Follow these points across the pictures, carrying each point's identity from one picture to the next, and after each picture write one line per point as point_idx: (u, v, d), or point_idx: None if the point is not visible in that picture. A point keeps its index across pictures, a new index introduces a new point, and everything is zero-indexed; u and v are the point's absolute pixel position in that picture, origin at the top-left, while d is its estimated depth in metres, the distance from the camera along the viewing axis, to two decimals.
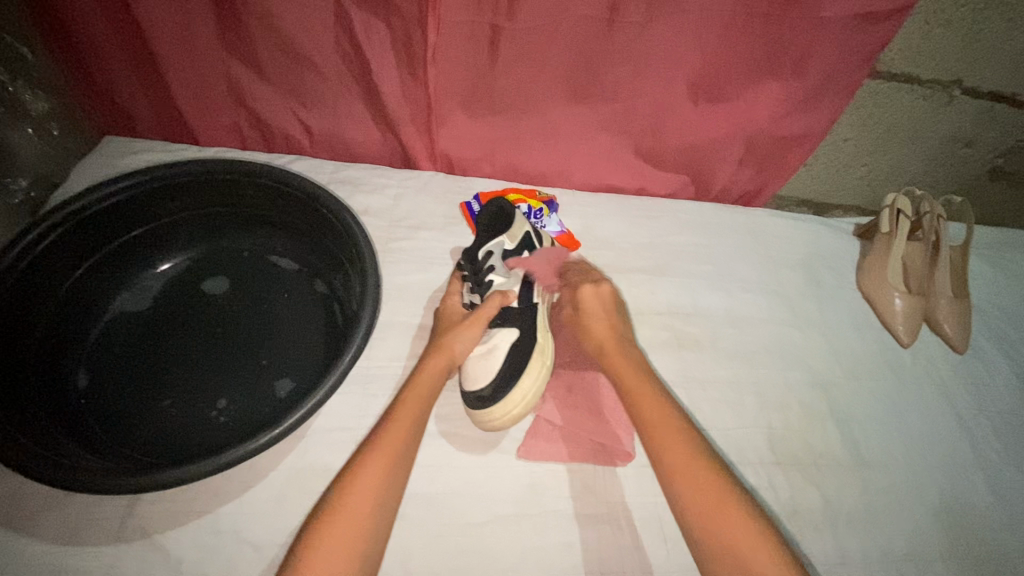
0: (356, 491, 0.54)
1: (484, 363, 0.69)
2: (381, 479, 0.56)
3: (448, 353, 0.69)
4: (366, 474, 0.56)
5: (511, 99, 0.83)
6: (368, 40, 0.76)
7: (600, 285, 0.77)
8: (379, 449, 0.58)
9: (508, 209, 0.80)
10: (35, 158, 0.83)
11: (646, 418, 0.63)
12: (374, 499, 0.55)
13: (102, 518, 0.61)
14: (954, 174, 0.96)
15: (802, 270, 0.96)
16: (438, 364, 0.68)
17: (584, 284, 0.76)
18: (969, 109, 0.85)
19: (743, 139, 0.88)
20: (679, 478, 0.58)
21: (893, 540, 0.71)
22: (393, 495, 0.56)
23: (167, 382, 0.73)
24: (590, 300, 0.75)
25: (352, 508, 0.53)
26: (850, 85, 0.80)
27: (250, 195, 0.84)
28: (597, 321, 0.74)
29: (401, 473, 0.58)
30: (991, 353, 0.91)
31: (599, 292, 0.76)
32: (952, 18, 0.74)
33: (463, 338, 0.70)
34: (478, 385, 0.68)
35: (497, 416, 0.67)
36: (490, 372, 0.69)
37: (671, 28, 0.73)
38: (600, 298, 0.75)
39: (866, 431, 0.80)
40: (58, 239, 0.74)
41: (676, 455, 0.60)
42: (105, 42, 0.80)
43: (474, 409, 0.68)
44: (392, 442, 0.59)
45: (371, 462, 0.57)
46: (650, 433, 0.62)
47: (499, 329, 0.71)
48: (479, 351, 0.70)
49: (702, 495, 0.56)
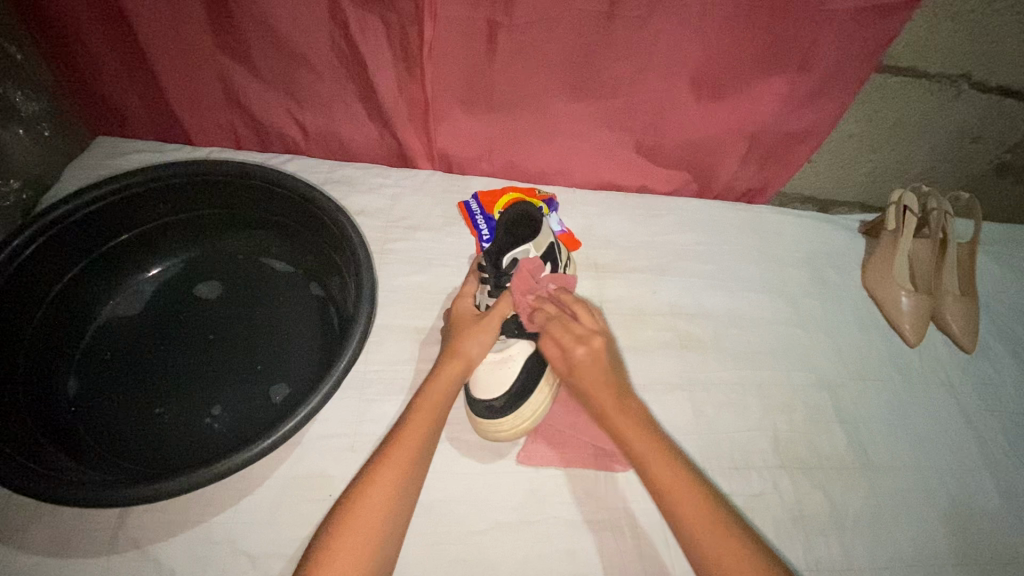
0: (366, 507, 0.52)
1: (499, 373, 0.67)
2: (391, 493, 0.54)
3: (464, 357, 0.64)
4: (376, 488, 0.54)
5: (510, 95, 0.81)
6: (363, 37, 0.75)
7: (592, 340, 0.61)
8: (390, 461, 0.56)
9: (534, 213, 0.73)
10: (26, 160, 0.81)
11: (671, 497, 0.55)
12: (385, 508, 0.53)
13: (95, 528, 0.60)
14: (961, 169, 0.95)
15: (806, 268, 0.95)
16: (454, 370, 0.63)
17: (574, 347, 0.60)
18: (977, 104, 0.83)
19: (746, 135, 0.86)
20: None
21: (899, 544, 0.71)
22: (403, 509, 0.54)
23: (161, 390, 0.72)
24: (586, 367, 0.60)
25: (361, 526, 0.51)
26: (856, 80, 0.79)
27: (242, 196, 0.82)
28: (595, 379, 0.60)
29: (411, 488, 0.56)
30: (997, 351, 0.90)
31: (594, 349, 0.60)
32: (961, 11, 0.72)
33: (479, 340, 0.65)
34: (490, 395, 0.67)
35: (504, 428, 0.66)
36: (503, 382, 0.67)
37: (674, 23, 0.71)
38: (597, 359, 0.60)
39: (871, 433, 0.79)
40: (47, 244, 0.72)
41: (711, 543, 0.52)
42: (94, 40, 0.77)
43: (481, 418, 0.67)
44: (403, 455, 0.56)
45: (381, 475, 0.55)
46: (681, 522, 0.54)
47: (516, 340, 0.69)
48: (494, 359, 0.68)
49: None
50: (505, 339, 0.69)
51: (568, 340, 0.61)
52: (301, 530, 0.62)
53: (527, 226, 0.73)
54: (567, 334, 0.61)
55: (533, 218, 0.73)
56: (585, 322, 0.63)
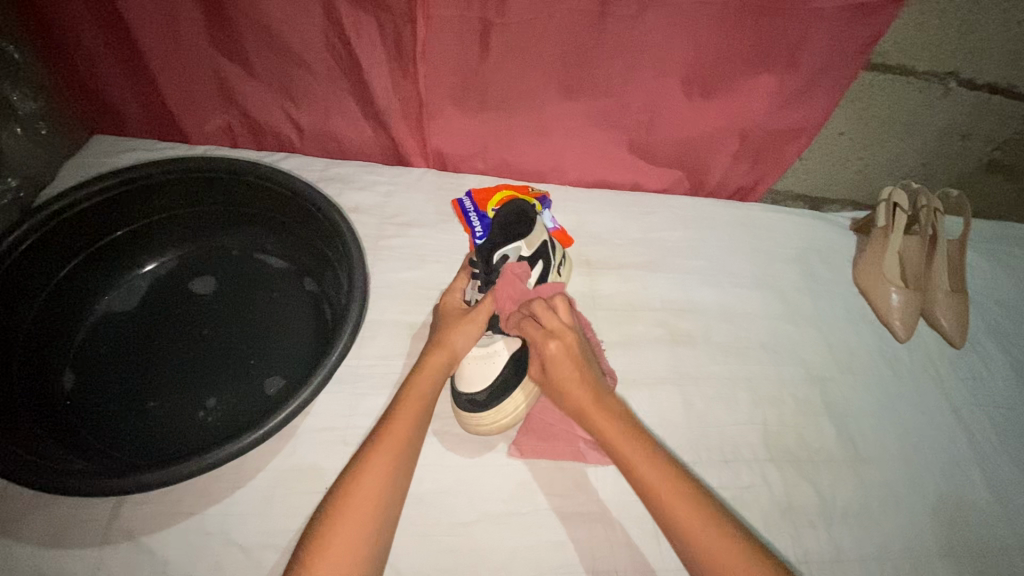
0: (361, 493, 0.53)
1: (483, 366, 0.68)
2: (385, 478, 0.55)
3: (449, 348, 0.65)
4: (370, 473, 0.54)
5: (502, 93, 0.82)
6: (357, 36, 0.75)
7: (564, 335, 0.62)
8: (382, 447, 0.56)
9: (531, 212, 0.73)
10: (24, 158, 0.82)
11: (643, 477, 0.57)
12: (380, 491, 0.54)
13: (89, 519, 0.61)
14: (952, 166, 0.95)
15: (796, 264, 0.95)
16: (438, 360, 0.65)
17: (546, 342, 0.61)
18: (965, 102, 0.84)
19: (737, 133, 0.87)
20: (681, 544, 0.54)
21: (887, 537, 0.71)
22: (397, 492, 0.55)
23: (156, 383, 0.73)
24: (559, 360, 0.61)
25: (357, 511, 0.52)
26: (845, 79, 0.79)
27: (237, 192, 0.83)
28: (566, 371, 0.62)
29: (403, 472, 0.57)
30: (988, 346, 0.91)
31: (566, 342, 0.62)
32: (948, 9, 0.73)
33: (464, 333, 0.67)
34: (473, 388, 0.68)
35: (485, 423, 0.67)
36: (487, 377, 0.68)
37: (664, 22, 0.72)
38: (568, 353, 0.62)
39: (861, 427, 0.80)
40: (42, 240, 0.72)
41: (679, 511, 0.54)
42: (91, 39, 0.78)
43: (463, 411, 0.68)
44: (394, 441, 0.57)
45: (375, 461, 0.55)
46: (653, 495, 0.56)
47: (501, 336, 0.70)
48: (479, 353, 0.69)
49: (702, 545, 0.52)
50: (491, 335, 0.71)
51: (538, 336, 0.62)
52: (293, 521, 0.62)
53: (522, 224, 0.72)
54: (536, 329, 0.63)
55: (529, 216, 0.72)
56: (558, 317, 0.64)
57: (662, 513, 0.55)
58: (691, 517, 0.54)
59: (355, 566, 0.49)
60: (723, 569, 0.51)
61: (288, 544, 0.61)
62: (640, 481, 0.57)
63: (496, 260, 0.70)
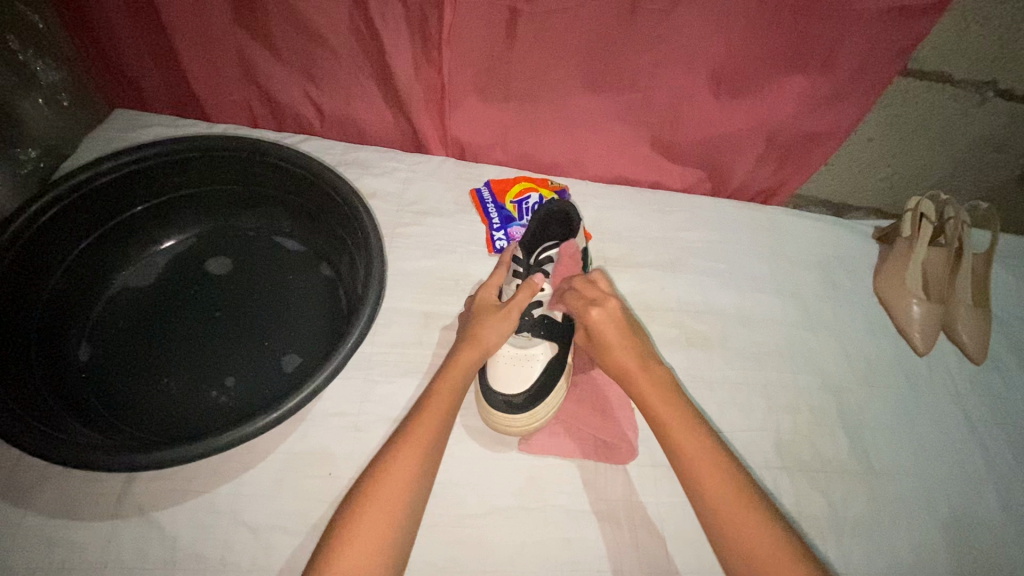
0: (388, 484, 0.53)
1: (521, 369, 0.67)
2: (411, 472, 0.54)
3: (481, 345, 0.64)
4: (399, 468, 0.54)
5: (526, 84, 0.81)
6: (383, 20, 0.74)
7: (605, 302, 0.66)
8: (411, 439, 0.56)
9: (572, 215, 0.77)
10: (45, 128, 0.82)
11: (668, 425, 0.59)
12: (409, 485, 0.53)
13: (100, 493, 0.61)
14: (981, 178, 0.93)
15: (816, 270, 0.94)
16: (470, 359, 0.63)
17: (587, 309, 0.65)
18: (1001, 113, 0.81)
19: (765, 134, 0.86)
20: (710, 505, 0.54)
21: (898, 551, 0.71)
22: (422, 489, 0.54)
23: (169, 359, 0.73)
24: (604, 326, 0.64)
25: (386, 503, 0.52)
26: (879, 83, 0.77)
27: (258, 172, 0.82)
28: (613, 337, 0.64)
29: (428, 466, 0.56)
30: (1008, 363, 0.89)
31: (608, 310, 0.65)
32: (989, 16, 0.70)
33: (497, 330, 0.65)
34: (511, 390, 0.67)
35: (517, 424, 0.66)
36: (525, 379, 0.67)
37: (695, 20, 0.70)
38: (610, 320, 0.65)
39: (876, 440, 0.79)
40: (63, 212, 0.72)
41: (713, 487, 0.54)
42: (116, 12, 0.78)
43: (498, 411, 0.66)
44: (424, 434, 0.56)
45: (404, 453, 0.55)
46: (681, 457, 0.57)
47: (539, 340, 0.69)
48: (515, 354, 0.68)
49: (719, 496, 0.54)
50: (528, 336, 0.70)
51: (581, 305, 0.66)
52: (302, 505, 0.62)
53: (561, 225, 0.77)
54: (580, 300, 0.67)
55: (571, 220, 0.77)
56: (598, 287, 0.68)
57: (693, 476, 0.56)
58: (726, 492, 0.54)
59: (380, 555, 0.49)
60: (738, 530, 0.52)
61: (296, 527, 0.61)
62: (672, 442, 0.58)
63: (539, 257, 0.75)
